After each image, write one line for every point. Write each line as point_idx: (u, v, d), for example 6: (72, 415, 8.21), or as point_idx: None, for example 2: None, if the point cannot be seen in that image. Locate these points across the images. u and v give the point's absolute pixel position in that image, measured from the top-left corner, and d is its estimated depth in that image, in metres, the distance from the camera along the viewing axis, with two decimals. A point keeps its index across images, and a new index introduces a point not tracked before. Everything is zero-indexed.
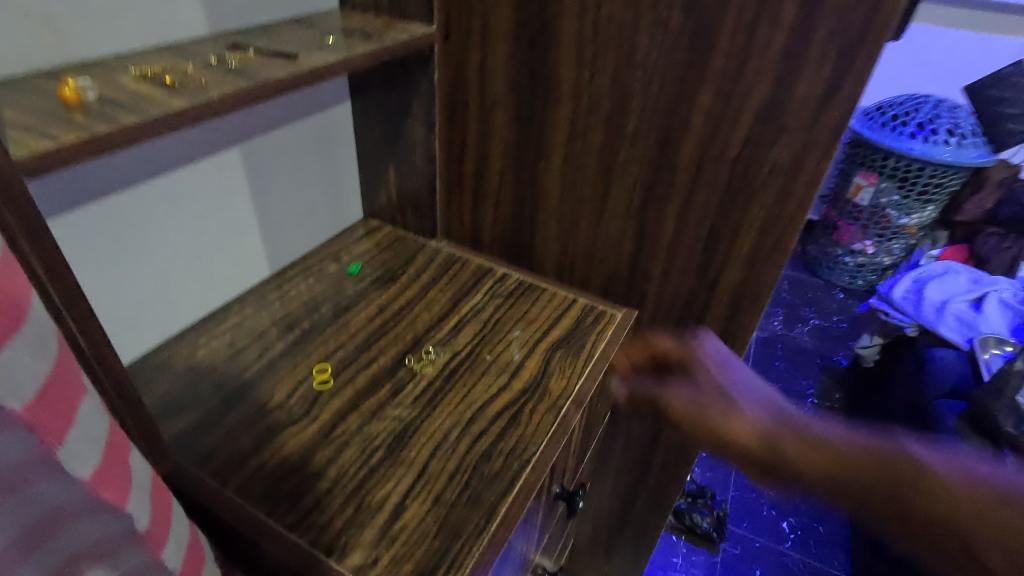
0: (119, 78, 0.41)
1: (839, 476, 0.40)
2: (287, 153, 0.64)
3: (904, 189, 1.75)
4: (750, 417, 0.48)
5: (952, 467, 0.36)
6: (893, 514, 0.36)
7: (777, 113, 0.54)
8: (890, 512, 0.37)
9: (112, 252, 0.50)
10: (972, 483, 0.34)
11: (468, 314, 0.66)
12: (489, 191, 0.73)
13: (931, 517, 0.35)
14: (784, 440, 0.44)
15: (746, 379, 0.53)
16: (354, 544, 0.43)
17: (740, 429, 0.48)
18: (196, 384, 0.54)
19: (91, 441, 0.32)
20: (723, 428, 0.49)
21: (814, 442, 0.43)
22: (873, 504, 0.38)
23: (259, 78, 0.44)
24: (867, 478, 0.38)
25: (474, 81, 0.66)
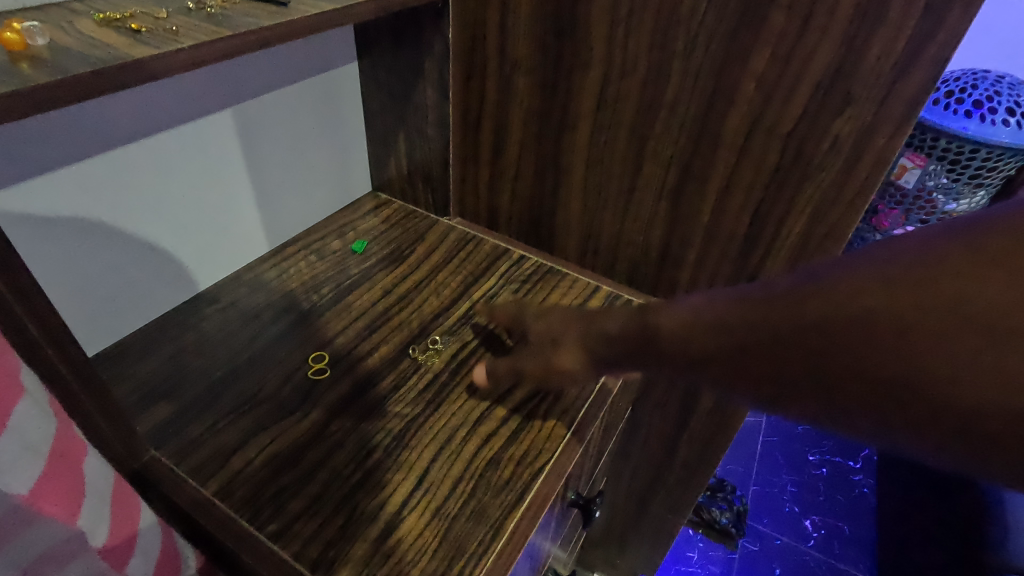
0: (79, 23, 0.35)
1: (764, 339, 0.28)
2: (286, 118, 0.59)
3: (960, 173, 1.31)
4: (656, 333, 0.37)
5: (896, 279, 0.24)
6: (853, 333, 0.24)
7: (844, 80, 0.46)
8: (842, 358, 0.25)
9: (82, 224, 0.45)
10: (918, 299, 0.22)
11: (480, 300, 0.60)
12: (507, 164, 0.66)
13: (905, 338, 0.22)
14: (700, 329, 0.33)
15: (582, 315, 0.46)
16: (343, 558, 0.39)
17: (672, 326, 0.36)
18: (183, 369, 0.50)
19: (31, 453, 0.27)
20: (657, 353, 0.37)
21: (744, 299, 0.31)
22: (807, 366, 0.26)
23: (242, 25, 0.38)
24: (796, 320, 0.27)
25: (494, 40, 0.59)
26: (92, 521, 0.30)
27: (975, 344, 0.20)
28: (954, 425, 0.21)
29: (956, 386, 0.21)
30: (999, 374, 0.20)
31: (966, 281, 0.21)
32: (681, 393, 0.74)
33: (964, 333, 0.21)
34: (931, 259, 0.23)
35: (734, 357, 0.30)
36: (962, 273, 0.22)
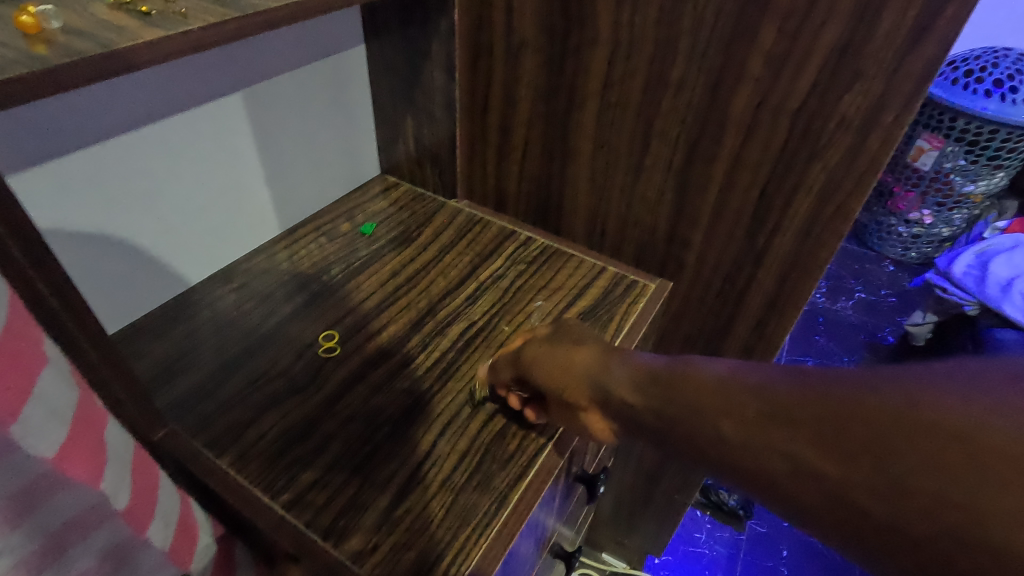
0: (90, 6, 0.36)
1: (716, 434, 0.31)
2: (297, 101, 0.60)
3: (974, 153, 1.45)
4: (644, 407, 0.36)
5: (786, 419, 0.28)
6: (762, 438, 0.28)
7: (852, 56, 0.46)
8: (835, 472, 0.25)
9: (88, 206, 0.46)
10: (848, 419, 0.25)
11: (487, 280, 0.61)
12: (515, 146, 0.67)
13: (910, 491, 0.22)
14: (649, 384, 0.36)
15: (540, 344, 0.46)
16: (354, 527, 0.40)
17: (630, 381, 0.38)
18: (197, 347, 0.52)
19: (56, 419, 0.28)
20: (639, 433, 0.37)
21: (679, 379, 0.34)
22: (783, 458, 0.27)
23: (249, 7, 0.38)
24: (731, 402, 0.31)
25: (501, 19, 0.59)
26: (114, 484, 0.31)
27: (832, 501, 0.25)
28: (881, 541, 0.23)
29: (816, 517, 0.26)
30: (835, 525, 0.25)
31: (830, 444, 0.25)
32: None
33: (850, 465, 0.24)
34: (817, 410, 0.27)
35: (733, 439, 0.30)
36: (876, 401, 0.25)
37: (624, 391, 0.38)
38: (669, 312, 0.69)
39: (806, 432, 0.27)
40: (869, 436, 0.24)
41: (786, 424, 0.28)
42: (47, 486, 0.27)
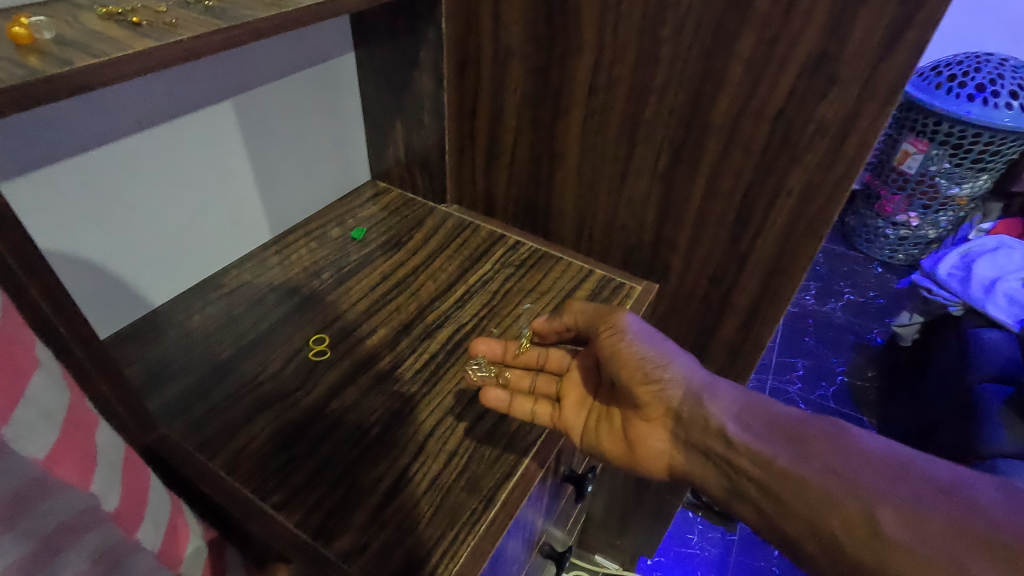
0: (82, 18, 0.37)
1: (814, 510, 0.38)
2: (287, 109, 0.61)
3: (958, 156, 1.48)
4: (744, 451, 0.42)
5: (892, 514, 0.36)
6: (867, 524, 0.36)
7: (828, 63, 0.47)
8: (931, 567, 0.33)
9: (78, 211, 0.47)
10: (953, 536, 0.34)
11: (477, 284, 0.62)
12: (503, 151, 0.68)
13: None
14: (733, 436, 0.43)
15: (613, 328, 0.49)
16: (343, 527, 0.41)
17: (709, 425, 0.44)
18: (188, 352, 0.52)
19: (46, 420, 0.28)
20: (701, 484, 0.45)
21: (768, 448, 0.42)
22: (881, 546, 0.35)
23: (238, 18, 0.39)
24: (830, 488, 0.38)
25: (488, 27, 0.60)
26: (105, 486, 0.32)
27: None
28: None
29: None
30: None
31: (926, 548, 0.34)
32: None
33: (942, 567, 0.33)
34: (926, 519, 0.35)
35: (859, 519, 0.36)
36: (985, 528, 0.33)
37: (723, 420, 0.44)
38: (656, 314, 0.71)
39: (906, 528, 0.35)
40: (975, 548, 0.33)
41: (897, 518, 0.35)
42: (37, 489, 0.28)
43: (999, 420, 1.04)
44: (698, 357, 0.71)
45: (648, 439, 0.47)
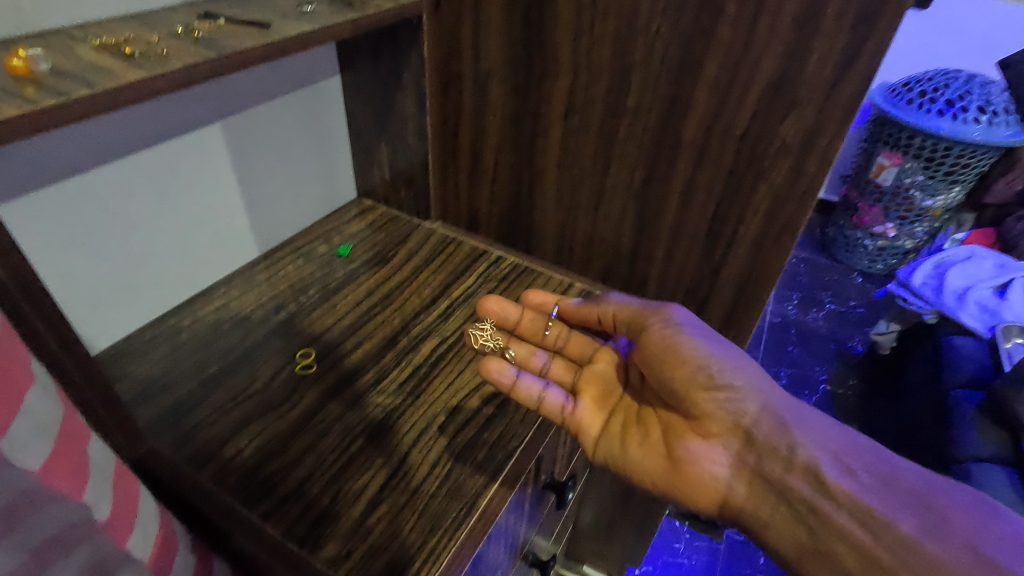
0: (77, 49, 0.39)
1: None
2: (275, 130, 0.63)
3: (931, 169, 1.54)
4: (846, 498, 0.43)
5: None
6: None
7: (788, 86, 0.50)
8: None
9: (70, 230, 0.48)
10: None
11: (460, 298, 0.64)
12: (485, 169, 0.70)
13: None
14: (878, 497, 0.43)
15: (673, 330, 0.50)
16: (328, 535, 0.42)
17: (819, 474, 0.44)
18: (176, 368, 0.53)
19: (40, 432, 0.30)
20: (755, 519, 0.46)
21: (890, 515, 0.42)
22: None
23: (228, 48, 0.41)
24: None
25: (468, 52, 0.62)
26: (96, 496, 0.33)
27: None
28: None
29: None
30: None
31: None
32: None
33: None
34: None
35: None
36: None
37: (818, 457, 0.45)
38: None
39: None
40: None
41: None
42: (30, 501, 0.29)
43: (972, 425, 1.07)
44: None
45: (704, 457, 0.47)
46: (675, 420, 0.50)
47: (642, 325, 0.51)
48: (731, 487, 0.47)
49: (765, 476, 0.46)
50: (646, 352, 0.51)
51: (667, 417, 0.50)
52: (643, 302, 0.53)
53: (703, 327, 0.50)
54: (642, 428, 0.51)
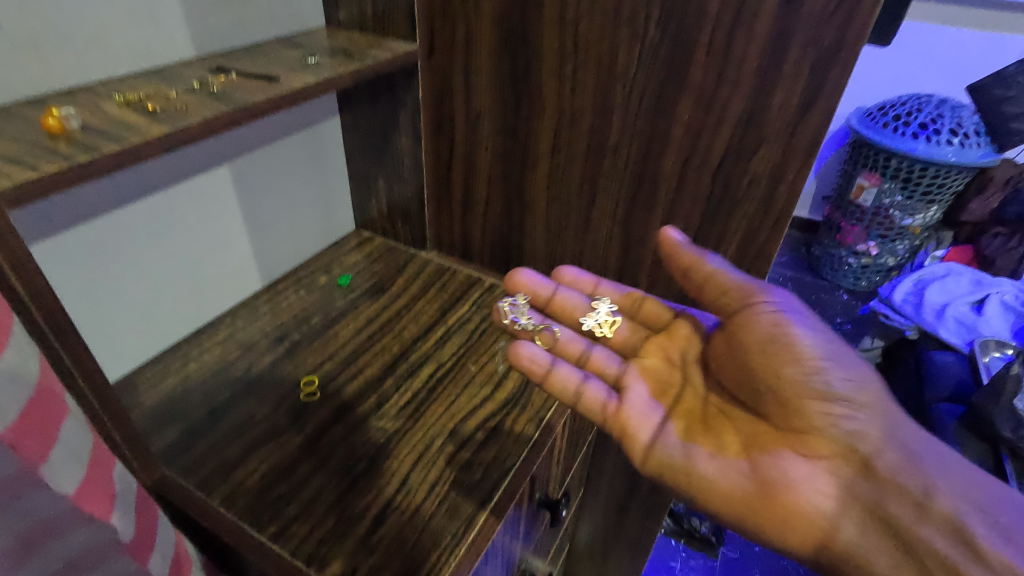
0: (103, 106, 0.43)
1: None
2: (278, 169, 0.66)
3: (908, 190, 1.59)
4: (995, 564, 0.41)
5: None
6: None
7: (755, 124, 0.54)
8: None
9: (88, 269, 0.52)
10: None
11: (455, 324, 0.67)
12: (477, 202, 0.74)
13: None
14: None
15: (786, 324, 0.48)
16: (334, 553, 0.45)
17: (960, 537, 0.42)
18: (185, 397, 0.56)
19: (75, 462, 0.32)
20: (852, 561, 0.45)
21: None
22: None
23: (241, 101, 0.45)
24: None
25: (460, 94, 0.67)
26: (123, 522, 0.36)
27: None
28: None
29: None
30: None
31: None
32: None
33: None
34: None
35: None
36: None
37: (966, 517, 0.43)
38: None
39: None
40: None
41: None
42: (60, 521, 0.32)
43: (954, 438, 1.10)
44: None
45: (807, 484, 0.46)
46: (763, 437, 0.49)
47: (748, 318, 0.49)
48: (831, 521, 0.45)
49: (885, 516, 0.45)
50: (747, 347, 0.49)
51: (762, 430, 0.50)
52: (751, 281, 0.50)
53: (819, 329, 0.49)
54: (715, 441, 0.50)
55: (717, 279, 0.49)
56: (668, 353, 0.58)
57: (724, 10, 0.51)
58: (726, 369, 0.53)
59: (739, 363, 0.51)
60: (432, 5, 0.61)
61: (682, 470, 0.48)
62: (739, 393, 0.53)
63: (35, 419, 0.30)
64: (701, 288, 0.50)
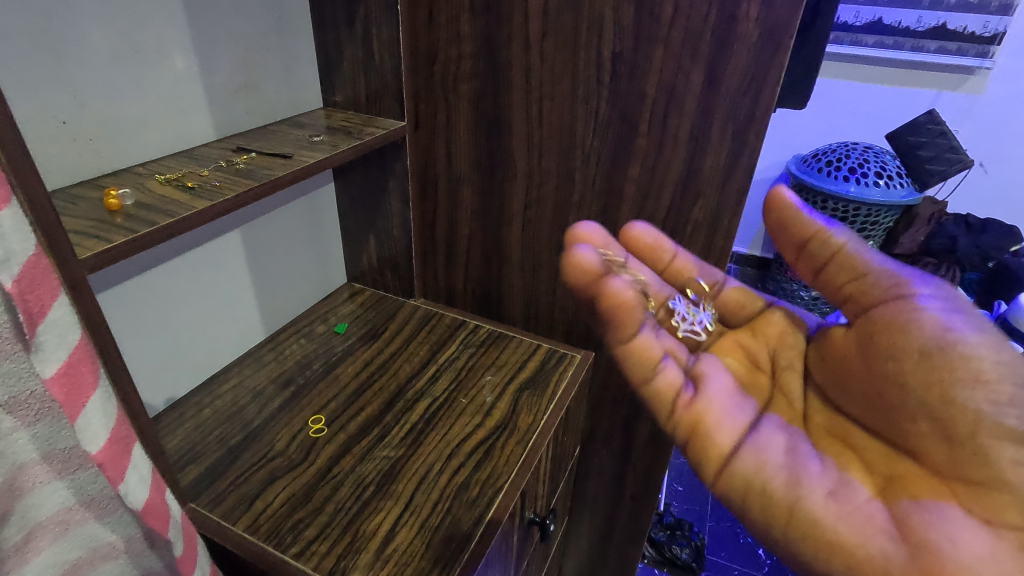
0: (148, 184, 0.51)
1: None
2: (281, 232, 0.74)
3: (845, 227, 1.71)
4: None
5: None
6: None
7: (693, 181, 0.65)
8: None
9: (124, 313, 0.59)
10: None
11: (445, 362, 0.74)
12: (459, 253, 0.83)
13: None
14: None
15: (953, 330, 0.45)
16: (351, 567, 0.50)
17: None
18: (204, 439, 0.61)
19: (143, 481, 0.41)
20: None
21: None
22: None
23: (264, 177, 0.54)
24: None
25: (442, 160, 0.76)
26: (177, 533, 0.45)
27: None
28: None
29: None
30: None
31: None
32: (621, 430, 0.88)
33: None
34: None
35: None
36: None
37: None
38: (598, 378, 0.84)
39: None
40: None
41: None
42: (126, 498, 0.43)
43: None
44: (635, 412, 0.85)
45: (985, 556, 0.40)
46: (912, 482, 0.46)
47: (903, 325, 0.47)
48: None
49: None
50: (898, 356, 0.47)
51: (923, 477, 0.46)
52: (897, 272, 0.49)
53: (996, 335, 0.45)
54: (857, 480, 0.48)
55: (846, 258, 0.51)
56: (754, 354, 0.61)
57: (659, 91, 0.62)
58: (860, 389, 0.51)
59: (885, 376, 0.48)
60: (416, 88, 0.72)
61: (786, 504, 0.47)
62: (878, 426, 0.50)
63: (116, 453, 0.39)
64: (830, 266, 0.52)
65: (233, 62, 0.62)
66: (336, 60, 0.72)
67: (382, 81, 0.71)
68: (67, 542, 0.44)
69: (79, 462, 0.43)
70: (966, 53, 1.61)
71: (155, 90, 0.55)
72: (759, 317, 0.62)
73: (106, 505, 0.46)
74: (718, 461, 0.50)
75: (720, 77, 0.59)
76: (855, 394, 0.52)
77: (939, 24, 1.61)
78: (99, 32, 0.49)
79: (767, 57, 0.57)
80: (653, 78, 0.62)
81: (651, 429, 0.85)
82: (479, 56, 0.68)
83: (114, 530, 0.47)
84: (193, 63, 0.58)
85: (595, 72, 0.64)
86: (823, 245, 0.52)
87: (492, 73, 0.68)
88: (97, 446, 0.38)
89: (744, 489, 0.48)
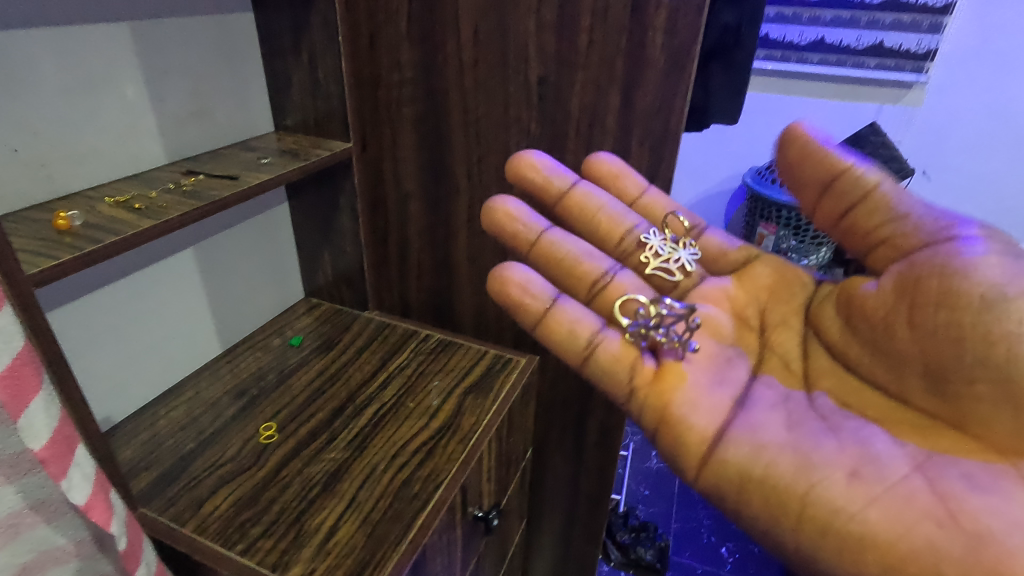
0: (98, 207, 0.54)
1: None
2: (236, 249, 0.78)
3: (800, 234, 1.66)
4: None
5: None
6: None
7: None
8: None
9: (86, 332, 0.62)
10: None
11: (395, 370, 0.78)
12: (410, 266, 0.87)
13: None
14: None
15: (1004, 271, 0.49)
16: (294, 560, 0.53)
17: None
18: (157, 449, 0.64)
19: (86, 478, 0.44)
20: None
21: None
22: None
23: (210, 197, 0.57)
24: None
25: (390, 178, 0.81)
26: (121, 529, 0.48)
27: None
28: None
29: None
30: None
31: None
32: (572, 430, 0.93)
33: None
34: None
35: None
36: None
37: None
38: (546, 381, 0.89)
39: None
40: None
41: None
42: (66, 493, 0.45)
43: None
44: (583, 412, 0.89)
45: None
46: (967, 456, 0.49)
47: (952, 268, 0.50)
48: None
49: None
50: (951, 303, 0.50)
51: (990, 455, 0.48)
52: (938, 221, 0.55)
53: None
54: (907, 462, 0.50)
55: (878, 197, 0.57)
56: (746, 308, 0.66)
57: (583, 112, 0.68)
58: (897, 347, 0.54)
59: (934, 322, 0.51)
60: (362, 112, 0.77)
61: (799, 493, 0.49)
62: (933, 400, 0.53)
63: (59, 452, 0.42)
64: (863, 204, 0.58)
65: (184, 90, 0.66)
66: (285, 87, 0.76)
67: (329, 107, 0.76)
68: (18, 544, 0.47)
69: (28, 466, 0.45)
70: (904, 68, 1.65)
71: (106, 118, 0.59)
72: (747, 268, 0.68)
73: (54, 509, 0.49)
74: (699, 453, 0.53)
75: (636, 97, 0.65)
76: (890, 358, 0.55)
77: (877, 42, 1.65)
78: (49, 65, 0.53)
79: (674, 79, 0.63)
80: (576, 100, 0.68)
81: (598, 428, 0.90)
82: (419, 81, 0.73)
83: (64, 534, 0.50)
84: (143, 92, 0.62)
85: (524, 95, 0.69)
86: (861, 183, 0.58)
87: (431, 97, 0.73)
88: (39, 443, 0.41)
89: (739, 479, 0.51)
